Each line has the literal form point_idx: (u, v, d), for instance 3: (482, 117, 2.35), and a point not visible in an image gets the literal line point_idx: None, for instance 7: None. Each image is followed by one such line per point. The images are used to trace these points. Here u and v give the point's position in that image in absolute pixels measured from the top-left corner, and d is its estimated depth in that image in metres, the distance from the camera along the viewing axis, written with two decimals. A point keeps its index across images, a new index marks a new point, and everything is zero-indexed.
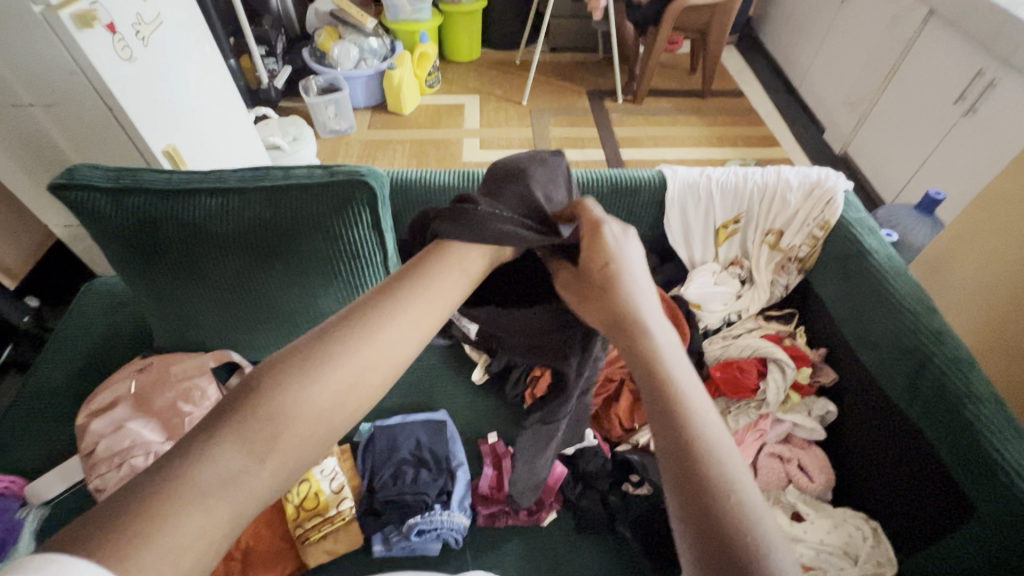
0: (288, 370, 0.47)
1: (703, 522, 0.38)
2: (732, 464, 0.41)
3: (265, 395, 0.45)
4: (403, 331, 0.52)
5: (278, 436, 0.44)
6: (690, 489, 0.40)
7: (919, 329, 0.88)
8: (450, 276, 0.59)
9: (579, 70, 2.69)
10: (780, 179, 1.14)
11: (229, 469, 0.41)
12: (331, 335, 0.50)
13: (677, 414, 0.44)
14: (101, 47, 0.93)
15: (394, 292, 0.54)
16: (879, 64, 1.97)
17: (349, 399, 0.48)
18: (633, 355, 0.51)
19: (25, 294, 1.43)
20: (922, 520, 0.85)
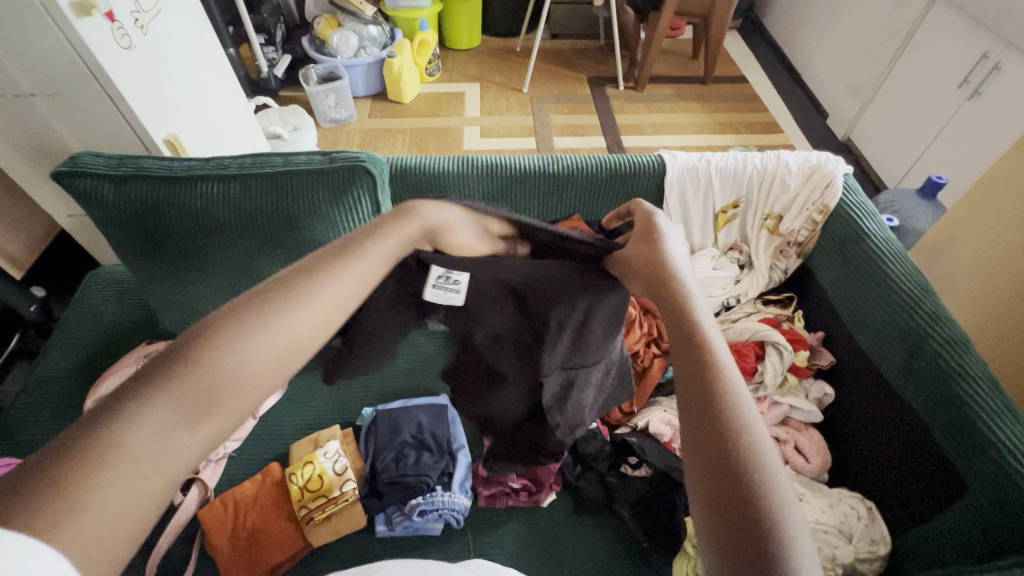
0: (223, 328, 0.46)
1: (724, 511, 0.39)
2: (765, 452, 0.41)
3: (187, 366, 0.43)
4: (330, 301, 0.51)
5: (210, 405, 0.43)
6: (716, 471, 0.40)
7: (917, 311, 0.89)
8: (389, 242, 0.58)
9: (579, 56, 2.67)
10: (779, 163, 1.14)
11: (169, 430, 0.41)
12: (269, 293, 0.49)
13: (714, 394, 0.44)
14: (100, 35, 0.93)
15: (315, 264, 0.52)
16: (882, 48, 1.95)
17: (286, 358, 0.48)
18: (675, 338, 0.50)
19: (32, 284, 1.45)
20: (914, 500, 0.86)
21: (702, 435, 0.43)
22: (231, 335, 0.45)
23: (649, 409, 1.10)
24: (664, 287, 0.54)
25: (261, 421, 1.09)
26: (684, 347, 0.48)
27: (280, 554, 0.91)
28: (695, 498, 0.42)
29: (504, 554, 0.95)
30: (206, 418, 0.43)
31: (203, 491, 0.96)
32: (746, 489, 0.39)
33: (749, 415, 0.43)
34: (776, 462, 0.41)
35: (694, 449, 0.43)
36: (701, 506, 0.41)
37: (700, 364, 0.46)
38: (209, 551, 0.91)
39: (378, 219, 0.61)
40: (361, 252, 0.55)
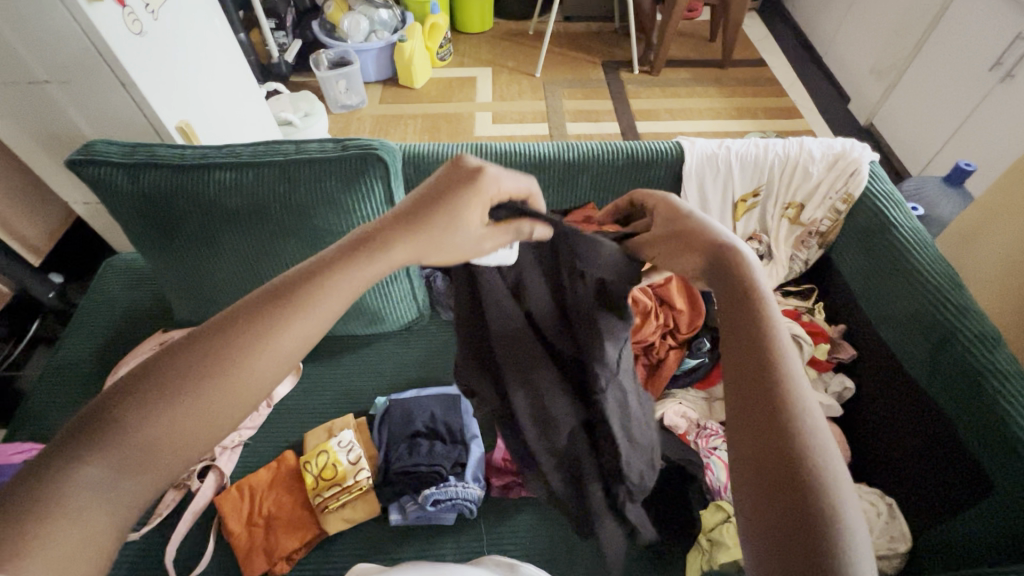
0: (156, 385, 0.46)
1: (783, 505, 0.41)
2: (835, 469, 0.43)
3: (126, 420, 0.45)
4: (278, 351, 0.51)
5: (150, 459, 0.45)
6: (788, 482, 0.42)
7: (943, 303, 0.86)
8: (350, 283, 0.54)
9: (593, 40, 2.61)
10: (802, 150, 1.10)
11: (110, 488, 0.43)
12: (206, 344, 0.49)
13: (787, 406, 0.45)
14: (111, 21, 0.93)
15: (266, 307, 0.51)
16: (909, 29, 1.88)
17: (226, 413, 0.48)
18: (746, 341, 0.50)
19: (50, 271, 1.47)
20: (937, 498, 0.85)
21: (763, 432, 0.45)
22: (170, 391, 0.46)
23: (663, 401, 1.08)
24: (740, 296, 0.53)
25: (275, 408, 1.10)
26: (749, 342, 0.50)
27: (294, 541, 0.92)
28: (748, 488, 0.44)
29: (517, 544, 0.96)
30: (144, 475, 0.44)
31: (220, 477, 0.98)
32: (809, 485, 0.41)
33: (823, 437, 0.44)
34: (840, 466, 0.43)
35: (751, 442, 0.45)
36: (753, 496, 0.43)
37: (766, 363, 0.48)
38: (226, 538, 0.92)
39: (342, 249, 0.56)
40: (310, 299, 0.52)
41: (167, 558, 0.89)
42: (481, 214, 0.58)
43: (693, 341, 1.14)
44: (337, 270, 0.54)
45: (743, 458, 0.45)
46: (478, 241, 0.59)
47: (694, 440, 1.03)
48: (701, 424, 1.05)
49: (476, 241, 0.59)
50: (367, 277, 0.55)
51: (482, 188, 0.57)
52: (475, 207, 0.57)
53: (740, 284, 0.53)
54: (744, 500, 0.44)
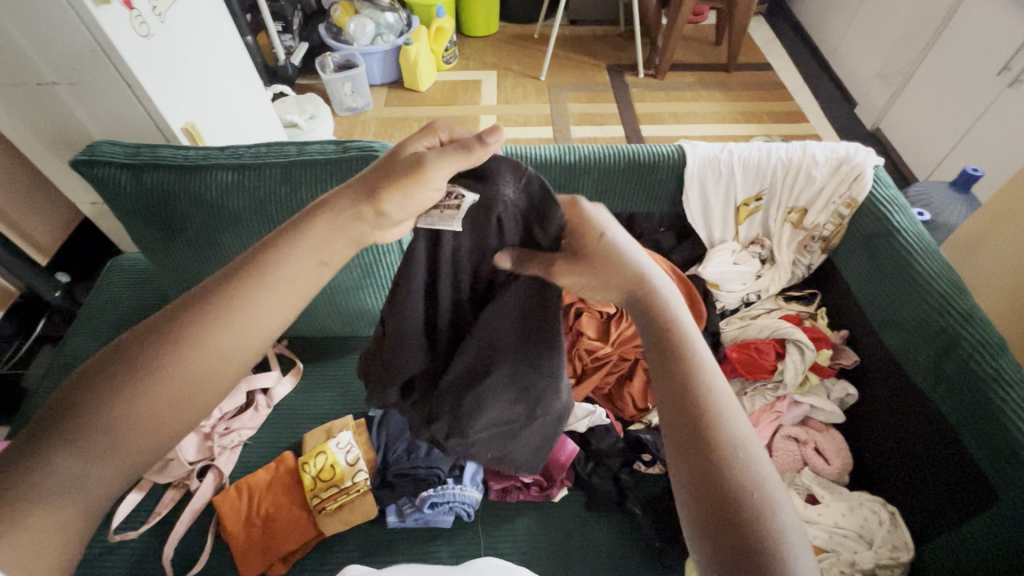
0: (120, 375, 0.48)
1: (723, 530, 0.43)
2: (775, 504, 0.44)
3: (90, 409, 0.47)
4: (236, 337, 0.52)
5: (116, 445, 0.47)
6: (730, 527, 0.43)
7: (948, 310, 0.85)
8: (299, 261, 0.54)
9: (599, 44, 2.61)
10: (805, 154, 1.09)
11: (85, 470, 0.46)
12: (164, 330, 0.50)
13: (720, 449, 0.46)
14: (118, 23, 0.94)
15: (219, 292, 0.52)
16: (915, 33, 1.86)
17: (189, 395, 0.50)
18: (673, 386, 0.51)
19: (56, 270, 1.48)
20: (941, 507, 0.84)
21: (692, 460, 0.47)
22: (128, 380, 0.48)
23: None
24: (663, 343, 0.53)
25: (275, 408, 1.10)
26: (668, 374, 0.51)
27: (292, 542, 0.92)
28: (691, 518, 0.46)
29: (514, 548, 0.95)
30: (117, 457, 0.47)
31: (219, 477, 0.99)
32: (744, 505, 0.44)
33: (759, 473, 0.46)
34: (768, 479, 0.45)
35: (691, 484, 0.46)
36: (697, 526, 0.45)
37: (687, 390, 0.50)
38: (224, 537, 0.93)
39: (294, 223, 0.56)
40: (261, 278, 0.53)
41: (165, 556, 0.89)
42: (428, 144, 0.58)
43: None
44: (287, 246, 0.54)
45: (682, 490, 0.47)
46: (415, 160, 0.55)
47: None
48: None
49: (412, 159, 0.55)
50: (319, 249, 0.55)
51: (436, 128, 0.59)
52: (421, 138, 0.58)
53: (662, 329, 0.54)
54: (690, 530, 0.46)
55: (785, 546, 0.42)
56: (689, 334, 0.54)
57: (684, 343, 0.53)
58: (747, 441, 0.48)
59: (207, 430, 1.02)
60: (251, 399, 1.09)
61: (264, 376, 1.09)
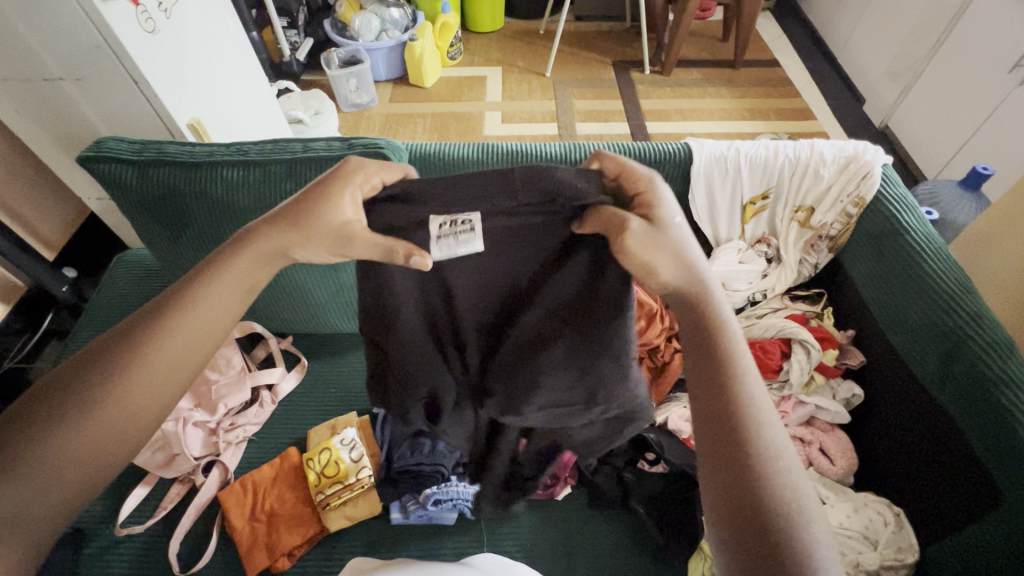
0: (56, 410, 0.50)
1: (749, 527, 0.44)
2: (806, 515, 0.44)
3: (27, 445, 0.48)
4: (171, 360, 0.54)
5: (56, 477, 0.49)
6: (758, 532, 0.43)
7: (956, 310, 0.84)
8: (222, 289, 0.57)
9: (604, 40, 2.60)
10: (813, 153, 1.08)
11: (27, 507, 0.47)
12: (98, 362, 0.53)
13: (754, 453, 0.46)
14: (125, 19, 0.94)
15: (151, 319, 0.55)
16: (925, 30, 1.84)
17: (127, 424, 0.52)
18: (710, 386, 0.51)
19: (63, 265, 1.49)
20: (947, 507, 0.83)
21: (724, 462, 0.47)
22: (65, 414, 0.50)
23: (668, 404, 1.07)
24: (707, 344, 0.53)
25: (280, 404, 1.11)
26: (706, 375, 0.52)
27: (295, 538, 0.92)
28: (717, 515, 0.47)
29: (517, 545, 0.95)
30: (58, 491, 0.49)
31: (225, 473, 1.00)
32: (773, 503, 0.44)
33: (793, 481, 0.45)
34: (801, 488, 0.45)
35: (721, 486, 0.46)
36: (721, 518, 0.46)
37: (722, 388, 0.50)
38: (229, 532, 0.93)
39: (214, 256, 0.59)
40: (187, 310, 0.56)
41: (171, 551, 0.90)
42: (350, 201, 0.56)
43: None
44: (210, 278, 0.57)
45: (711, 492, 0.48)
46: (342, 232, 0.56)
47: None
48: None
49: (341, 230, 0.56)
50: (242, 281, 0.58)
51: (350, 178, 0.56)
52: (341, 195, 0.56)
53: (704, 330, 0.54)
54: (715, 526, 0.47)
55: (813, 546, 0.42)
56: (731, 336, 0.54)
57: (724, 343, 0.53)
58: (780, 441, 0.48)
59: (213, 425, 1.03)
60: (256, 395, 1.10)
61: (269, 372, 1.09)
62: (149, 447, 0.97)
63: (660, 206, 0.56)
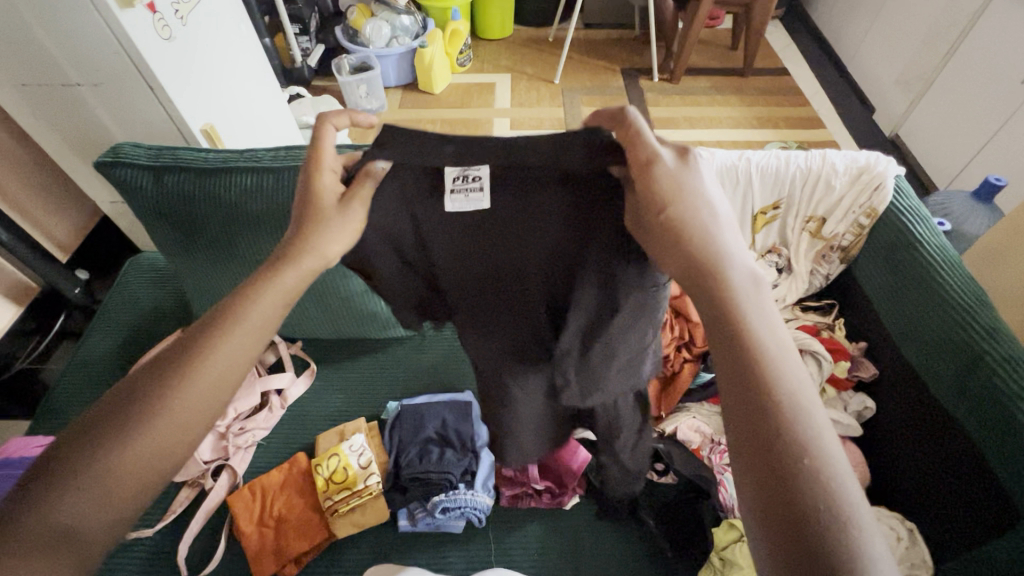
0: (130, 405, 0.44)
1: (793, 536, 0.35)
2: (865, 532, 0.35)
3: (101, 443, 0.43)
4: (247, 347, 0.49)
5: (133, 479, 0.43)
6: (806, 554, 0.35)
7: (971, 325, 0.83)
8: (298, 273, 0.53)
9: (613, 48, 2.61)
10: (825, 162, 1.07)
11: (81, 523, 0.40)
12: (174, 350, 0.47)
13: (793, 455, 0.38)
14: (141, 27, 0.95)
15: (228, 305, 0.50)
16: (936, 40, 1.83)
17: (193, 426, 0.46)
18: (735, 372, 0.41)
19: (76, 267, 1.50)
20: (970, 526, 0.81)
21: (758, 463, 0.38)
22: (140, 408, 0.44)
23: (677, 415, 1.08)
24: (726, 323, 0.43)
25: (289, 409, 1.11)
26: (731, 358, 0.42)
27: (304, 544, 0.93)
28: (750, 521, 0.39)
29: (526, 555, 0.95)
30: (117, 504, 0.42)
31: (233, 477, 1.00)
32: (820, 508, 0.36)
33: (845, 489, 0.37)
34: (854, 494, 0.36)
35: (755, 494, 0.38)
36: (758, 532, 0.38)
37: (748, 365, 0.41)
38: (238, 537, 0.93)
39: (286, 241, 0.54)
40: (255, 294, 0.51)
41: (180, 555, 0.90)
42: (329, 176, 0.56)
43: (708, 355, 1.13)
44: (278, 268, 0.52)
45: (745, 500, 0.39)
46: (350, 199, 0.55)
47: (708, 456, 1.02)
48: (715, 439, 1.03)
49: (342, 202, 0.55)
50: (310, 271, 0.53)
51: (322, 157, 0.56)
52: (319, 175, 0.56)
53: (721, 306, 0.44)
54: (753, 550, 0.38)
55: (872, 556, 0.34)
56: (755, 316, 0.43)
57: (745, 313, 0.43)
58: (823, 428, 0.39)
59: (223, 429, 1.03)
60: (265, 400, 1.09)
61: (279, 377, 1.09)
62: None
63: (663, 156, 0.49)
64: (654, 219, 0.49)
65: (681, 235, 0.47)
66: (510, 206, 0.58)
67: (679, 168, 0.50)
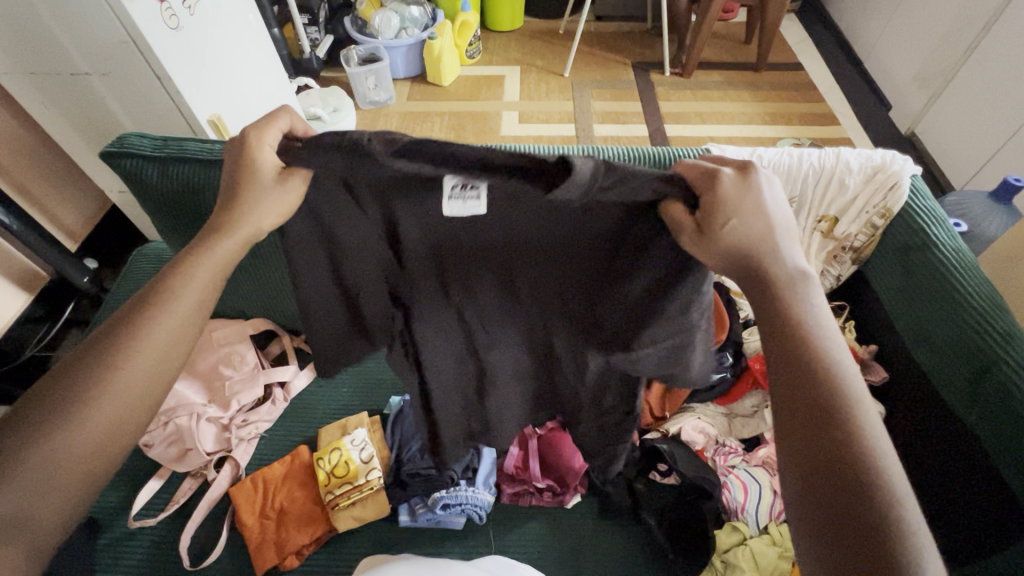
0: (46, 410, 0.48)
1: (843, 521, 0.41)
2: (906, 501, 0.41)
3: (20, 448, 0.46)
4: (160, 347, 0.53)
5: (55, 477, 0.46)
6: (851, 516, 0.41)
7: (987, 330, 0.81)
8: (201, 276, 0.56)
9: (624, 40, 2.57)
10: (840, 161, 1.04)
11: (27, 509, 0.45)
12: (88, 358, 0.51)
13: (843, 433, 0.43)
14: (149, 16, 0.95)
15: (138, 311, 0.54)
16: (956, 35, 1.79)
17: (126, 416, 0.51)
18: (787, 362, 0.47)
19: (85, 256, 1.51)
20: (982, 533, 0.79)
21: (811, 440, 0.44)
22: (57, 413, 0.48)
23: (682, 415, 1.07)
24: (779, 318, 0.49)
25: (292, 402, 1.11)
26: (784, 350, 0.48)
27: (305, 537, 0.93)
28: (800, 506, 0.44)
29: (525, 553, 0.94)
30: (59, 492, 0.47)
31: (236, 468, 1.01)
32: (869, 478, 0.41)
33: (886, 465, 0.42)
34: (896, 470, 0.42)
35: (806, 466, 0.44)
36: (806, 500, 0.43)
37: (799, 356, 0.47)
38: (239, 528, 0.94)
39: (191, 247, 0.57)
40: (167, 299, 0.54)
41: (182, 545, 0.91)
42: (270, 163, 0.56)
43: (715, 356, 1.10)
44: (189, 264, 0.56)
45: (792, 471, 0.45)
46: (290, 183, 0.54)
47: (712, 457, 1.02)
48: (720, 440, 1.04)
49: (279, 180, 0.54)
50: (221, 267, 0.58)
51: (254, 143, 0.56)
52: (259, 158, 0.55)
53: (778, 303, 0.49)
54: (796, 514, 0.44)
55: (914, 535, 0.40)
56: (807, 314, 0.49)
57: (803, 324, 0.48)
58: (878, 432, 0.44)
59: (226, 421, 1.03)
60: (269, 392, 1.10)
61: (282, 370, 1.09)
62: (163, 440, 0.98)
63: (726, 170, 0.51)
64: (717, 227, 0.48)
65: (741, 251, 0.50)
66: (516, 214, 0.55)
67: (738, 192, 0.51)
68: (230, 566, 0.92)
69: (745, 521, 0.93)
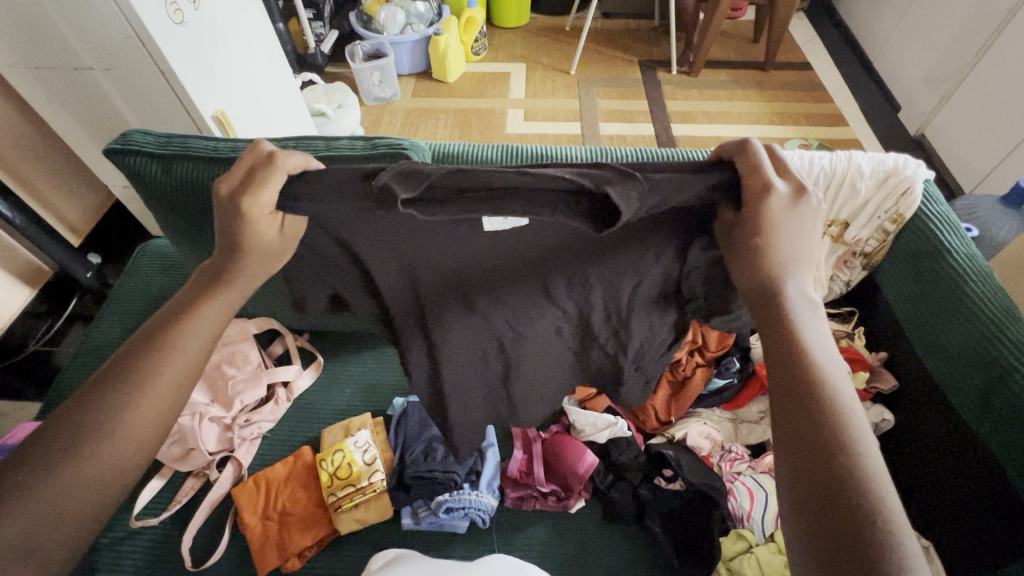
0: (53, 444, 0.47)
1: (841, 554, 0.39)
2: (908, 538, 0.39)
3: (28, 481, 0.46)
4: (172, 381, 0.53)
5: (62, 508, 0.46)
6: (851, 550, 0.39)
7: (1000, 340, 0.80)
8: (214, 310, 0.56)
9: (631, 38, 2.55)
10: (851, 164, 1.01)
11: (33, 538, 0.45)
12: (98, 390, 0.50)
13: (844, 462, 0.42)
14: (154, 10, 0.93)
15: (151, 343, 0.53)
16: (968, 36, 1.76)
17: (131, 447, 0.50)
18: (789, 388, 0.46)
19: (88, 251, 1.50)
20: (994, 547, 0.78)
21: (811, 469, 0.43)
22: (65, 446, 0.47)
23: (688, 420, 1.06)
24: (784, 342, 0.48)
25: (295, 402, 1.10)
26: (787, 375, 0.47)
27: (306, 539, 0.92)
28: (800, 537, 0.42)
29: (529, 558, 0.94)
30: (65, 525, 0.46)
31: (238, 469, 1.00)
32: (869, 510, 0.40)
33: (887, 499, 0.41)
34: (898, 504, 0.41)
35: (805, 494, 0.43)
36: (805, 531, 0.42)
37: (800, 380, 0.46)
38: (241, 529, 0.94)
39: (213, 273, 0.57)
40: (181, 333, 0.54)
41: (183, 546, 0.90)
42: (269, 219, 0.53)
43: (722, 360, 1.10)
44: (202, 297, 0.56)
45: (792, 498, 0.44)
46: (296, 234, 0.56)
47: (718, 463, 1.01)
48: (726, 446, 1.03)
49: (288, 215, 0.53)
50: (229, 303, 0.57)
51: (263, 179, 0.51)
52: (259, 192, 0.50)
53: (783, 325, 0.49)
54: (795, 544, 0.43)
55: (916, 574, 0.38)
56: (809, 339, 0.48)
57: (808, 343, 0.48)
58: (878, 463, 0.43)
59: (229, 421, 1.02)
60: (273, 392, 1.09)
61: (285, 369, 1.07)
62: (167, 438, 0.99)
63: (779, 188, 0.49)
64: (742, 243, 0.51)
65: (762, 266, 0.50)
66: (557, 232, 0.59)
67: (784, 212, 0.50)
68: (231, 567, 0.92)
69: (751, 528, 0.93)
